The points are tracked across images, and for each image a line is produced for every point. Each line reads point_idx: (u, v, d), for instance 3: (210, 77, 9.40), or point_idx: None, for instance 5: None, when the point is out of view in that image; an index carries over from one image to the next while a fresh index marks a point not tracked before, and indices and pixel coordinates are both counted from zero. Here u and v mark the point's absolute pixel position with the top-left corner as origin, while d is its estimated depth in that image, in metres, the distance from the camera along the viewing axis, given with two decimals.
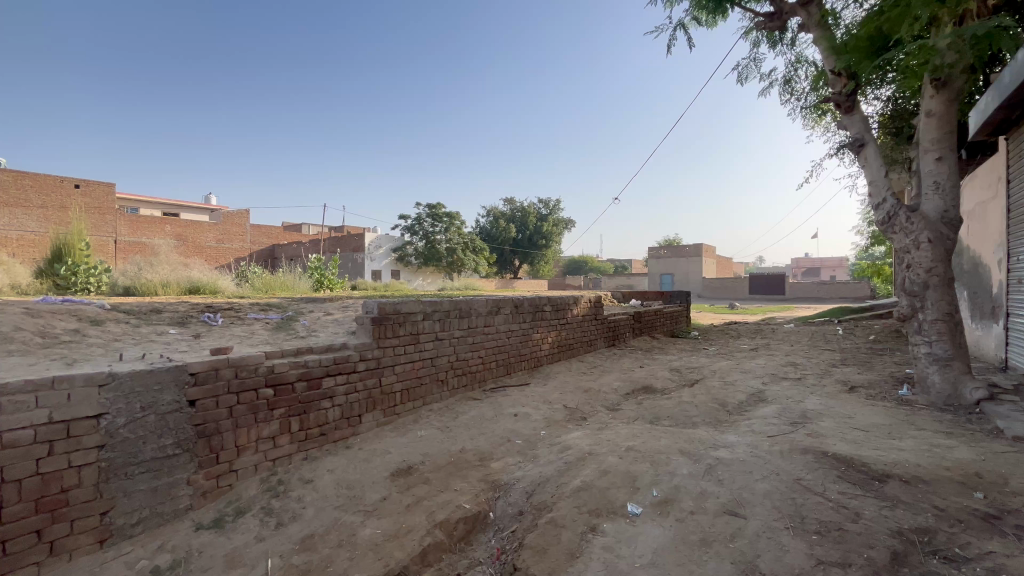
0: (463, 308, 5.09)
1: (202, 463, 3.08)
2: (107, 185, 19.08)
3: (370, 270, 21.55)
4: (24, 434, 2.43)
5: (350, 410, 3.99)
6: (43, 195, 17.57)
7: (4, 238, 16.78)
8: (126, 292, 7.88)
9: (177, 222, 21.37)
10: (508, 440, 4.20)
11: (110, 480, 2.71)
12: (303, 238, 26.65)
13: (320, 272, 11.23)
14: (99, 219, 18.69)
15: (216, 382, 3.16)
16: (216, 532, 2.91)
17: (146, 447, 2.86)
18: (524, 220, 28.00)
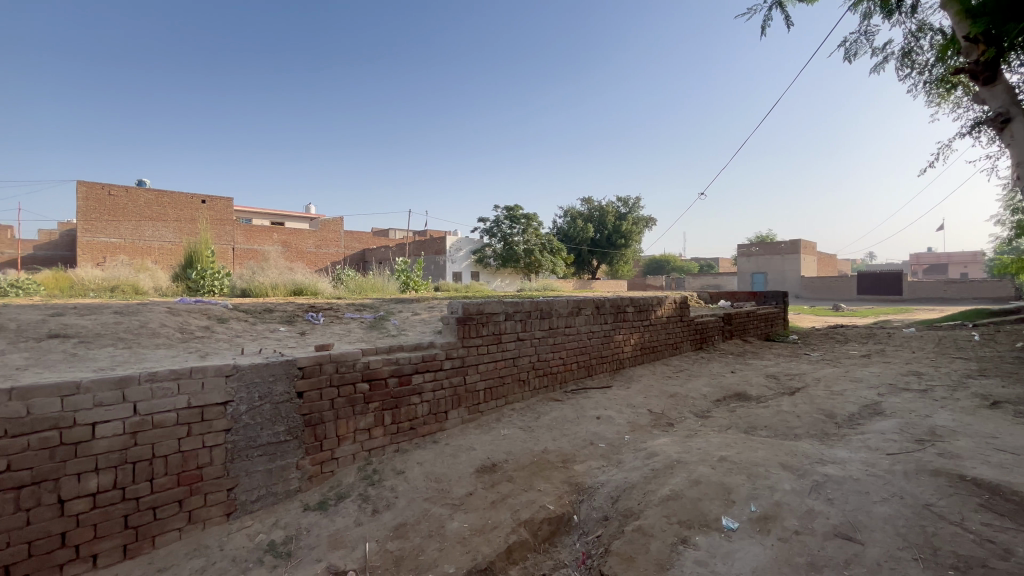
0: (544, 309, 5.10)
1: (309, 450, 3.37)
2: (226, 200, 21.61)
3: (452, 271, 22.57)
4: (168, 416, 2.81)
5: (438, 407, 4.16)
6: (177, 210, 20.32)
7: (149, 247, 19.62)
8: (243, 293, 8.89)
9: (283, 230, 23.64)
10: (591, 443, 4.13)
11: (235, 460, 3.06)
12: (391, 242, 28.32)
13: (406, 274, 11.87)
14: (220, 229, 21.19)
15: (320, 376, 3.44)
16: (321, 513, 3.17)
17: (263, 432, 3.18)
18: (603, 220, 27.44)
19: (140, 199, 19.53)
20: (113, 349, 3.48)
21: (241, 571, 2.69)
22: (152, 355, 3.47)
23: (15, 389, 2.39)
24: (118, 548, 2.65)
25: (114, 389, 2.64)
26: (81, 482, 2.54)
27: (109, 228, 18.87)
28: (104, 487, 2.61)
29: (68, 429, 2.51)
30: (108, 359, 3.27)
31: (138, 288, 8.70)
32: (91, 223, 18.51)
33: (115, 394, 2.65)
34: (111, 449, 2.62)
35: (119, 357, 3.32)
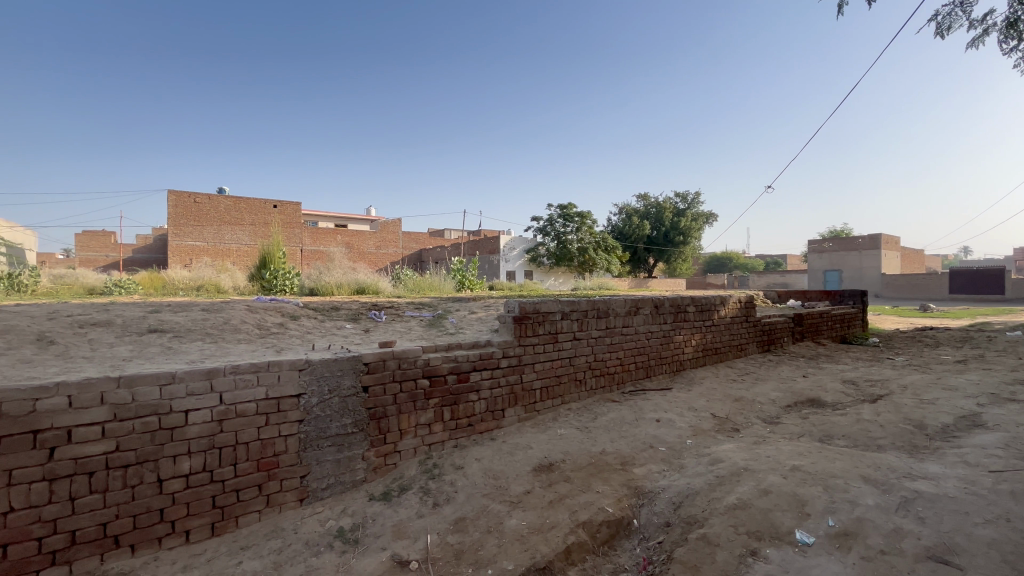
0: (601, 308, 5.03)
1: (373, 442, 3.52)
2: (295, 204, 22.98)
3: (506, 271, 22.80)
4: (249, 406, 3.03)
5: (495, 404, 4.20)
6: (252, 215, 21.89)
7: (228, 249, 21.27)
8: (311, 293, 9.42)
9: (346, 232, 24.79)
10: (651, 446, 4.02)
11: (307, 449, 3.25)
12: (446, 242, 29.00)
13: (462, 273, 12.11)
14: (290, 232, 22.56)
15: (384, 371, 3.58)
16: (385, 503, 3.30)
17: (332, 423, 3.36)
18: (660, 216, 26.58)
19: (220, 205, 21.20)
20: (201, 344, 3.80)
21: (313, 553, 2.85)
22: (234, 349, 3.75)
23: (122, 377, 2.67)
24: (207, 525, 2.90)
25: (203, 379, 2.89)
26: (176, 464, 2.80)
27: (194, 232, 20.63)
28: (195, 469, 2.86)
29: (165, 415, 2.77)
30: (197, 352, 3.57)
31: (219, 288, 9.46)
32: (180, 228, 20.35)
33: (204, 384, 2.89)
34: (201, 434, 2.87)
35: (206, 351, 3.62)
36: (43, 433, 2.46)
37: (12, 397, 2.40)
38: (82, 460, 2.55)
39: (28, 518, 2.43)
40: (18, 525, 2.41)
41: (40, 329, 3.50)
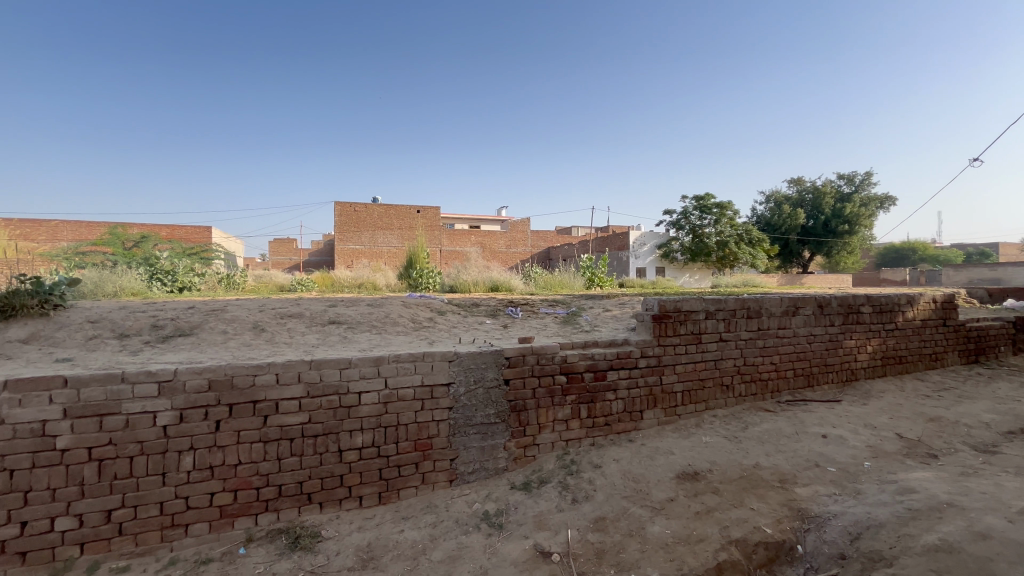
0: (752, 307, 4.57)
1: (514, 433, 3.67)
2: (435, 208, 24.99)
3: (635, 268, 22.10)
4: (408, 391, 3.38)
5: (633, 405, 4.08)
6: (400, 220, 24.37)
7: (380, 251, 24.03)
8: (450, 290, 10.18)
9: (479, 232, 26.25)
10: (817, 465, 3.54)
11: (456, 435, 3.51)
12: (573, 239, 29.08)
13: (591, 270, 12.00)
14: (431, 234, 24.59)
15: (523, 366, 3.71)
16: (526, 493, 3.42)
17: (478, 413, 3.58)
18: (818, 203, 23.20)
19: (374, 213, 24.02)
20: (369, 334, 4.34)
21: (463, 532, 3.08)
22: (395, 340, 4.21)
23: (312, 360, 3.16)
24: (375, 494, 3.30)
25: (372, 366, 3.29)
26: (352, 437, 3.24)
27: (355, 237, 23.67)
28: (366, 444, 3.27)
29: (344, 395, 3.22)
30: (366, 342, 4.08)
31: (375, 286, 10.73)
32: (344, 234, 23.52)
33: (373, 369, 3.29)
34: (371, 413, 3.28)
35: (373, 341, 4.12)
36: (259, 403, 3.04)
37: (239, 372, 2.99)
38: (285, 428, 3.09)
39: (250, 471, 3.03)
40: (243, 475, 3.01)
41: (255, 319, 4.31)
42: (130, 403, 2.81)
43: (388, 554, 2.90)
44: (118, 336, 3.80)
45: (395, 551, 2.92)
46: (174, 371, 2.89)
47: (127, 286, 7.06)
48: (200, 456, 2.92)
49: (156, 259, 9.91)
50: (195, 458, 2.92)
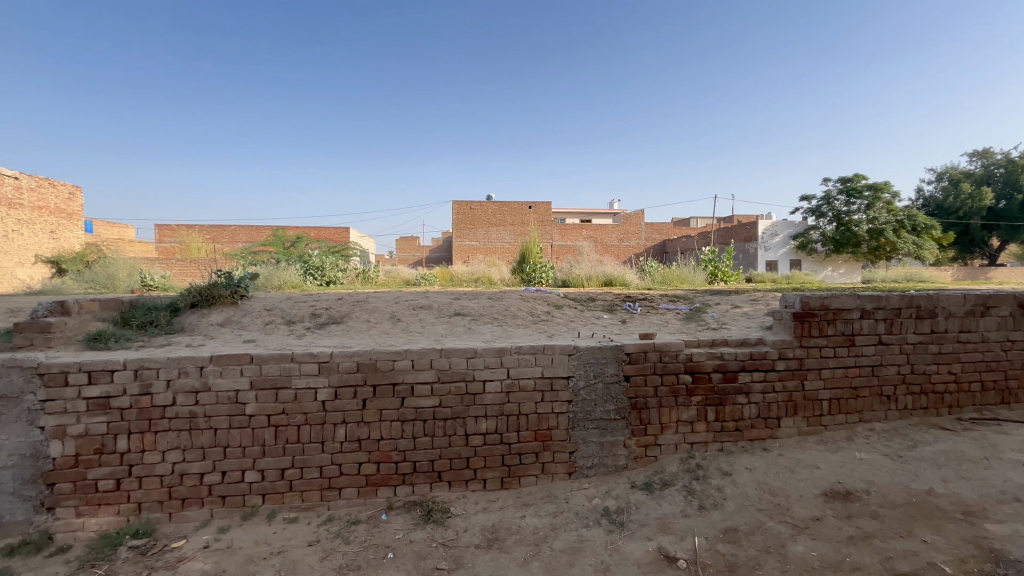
0: (923, 306, 3.89)
1: (635, 431, 3.57)
2: (546, 203, 25.23)
3: (765, 261, 19.97)
4: (529, 382, 3.46)
5: (769, 411, 3.72)
6: (513, 216, 25.00)
7: (494, 247, 24.96)
8: (563, 284, 10.27)
9: (590, 226, 25.94)
10: (1016, 499, 2.91)
11: (575, 429, 3.52)
12: (692, 231, 27.33)
13: (713, 263, 11.20)
14: (543, 229, 24.84)
15: (645, 362, 3.59)
16: (648, 494, 3.31)
17: (597, 408, 3.55)
18: (1014, 178, 18.90)
19: (488, 210, 24.98)
20: (491, 326, 4.53)
21: (583, 525, 3.09)
22: (516, 332, 4.35)
23: (442, 349, 3.40)
24: (498, 478, 3.46)
25: (496, 356, 3.43)
26: (478, 423, 3.42)
27: (471, 234, 24.89)
28: (490, 430, 3.44)
29: (470, 382, 3.41)
30: (489, 333, 4.27)
31: (490, 280, 11.24)
32: (461, 231, 24.84)
33: (496, 360, 3.43)
34: (494, 401, 3.43)
35: (495, 333, 4.30)
36: (397, 385, 3.35)
37: (382, 357, 3.33)
38: (419, 410, 3.37)
39: (390, 446, 3.36)
40: (384, 449, 3.36)
41: (392, 309, 4.76)
42: (298, 379, 3.29)
43: (511, 537, 3.03)
44: (286, 322, 4.46)
45: (518, 535, 3.04)
46: (329, 354, 3.31)
47: (290, 279, 8.28)
48: (351, 429, 3.32)
49: (309, 256, 11.46)
50: (347, 431, 3.32)
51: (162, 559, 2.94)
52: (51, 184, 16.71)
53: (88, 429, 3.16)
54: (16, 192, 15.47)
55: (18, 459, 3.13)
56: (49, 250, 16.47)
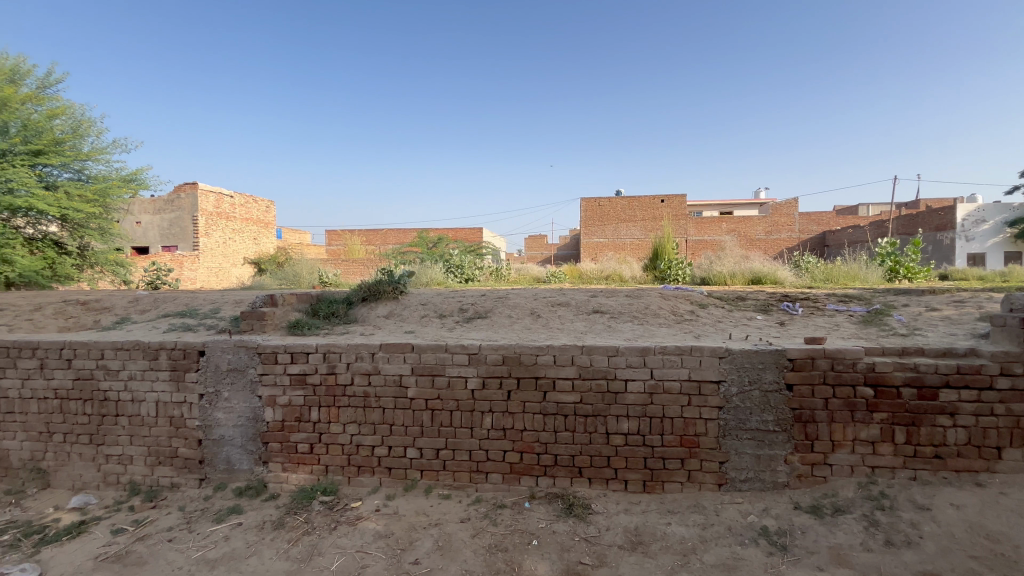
0: None
1: (799, 446, 3.19)
2: (681, 195, 23.77)
3: (966, 254, 16.29)
4: (674, 384, 3.31)
5: (984, 439, 3.03)
6: (643, 211, 24.02)
7: (623, 244, 24.31)
8: (701, 282, 9.58)
9: (732, 219, 23.76)
10: None
11: (727, 438, 3.27)
12: (861, 221, 23.39)
13: (894, 257, 9.44)
14: (676, 224, 23.45)
15: (812, 371, 3.19)
16: (817, 519, 2.94)
17: (753, 417, 3.25)
18: None
19: (618, 205, 24.38)
20: (631, 325, 4.41)
21: (738, 542, 2.87)
22: (658, 332, 4.18)
23: (584, 346, 3.41)
24: (640, 481, 3.37)
25: (638, 356, 3.34)
26: (619, 422, 3.37)
27: (599, 230, 24.59)
28: (632, 431, 3.36)
29: (611, 380, 3.37)
30: (630, 332, 4.17)
31: (621, 278, 10.96)
32: (590, 228, 24.65)
33: (639, 359, 3.34)
34: (636, 402, 3.35)
35: (637, 332, 4.19)
36: (539, 379, 3.46)
37: (526, 351, 3.46)
38: (561, 404, 3.44)
39: (533, 437, 3.48)
40: (527, 440, 3.49)
41: (531, 306, 4.92)
42: (451, 367, 3.58)
43: (656, 543, 2.94)
44: (438, 316, 4.89)
45: (663, 542, 2.93)
46: (478, 346, 3.54)
47: (435, 277, 9.05)
48: (497, 418, 3.52)
49: (450, 256, 12.40)
50: (493, 419, 3.53)
51: (344, 515, 3.45)
52: (255, 200, 20.61)
53: (291, 400, 3.84)
54: (232, 207, 19.43)
55: (244, 420, 3.93)
56: (253, 253, 20.35)
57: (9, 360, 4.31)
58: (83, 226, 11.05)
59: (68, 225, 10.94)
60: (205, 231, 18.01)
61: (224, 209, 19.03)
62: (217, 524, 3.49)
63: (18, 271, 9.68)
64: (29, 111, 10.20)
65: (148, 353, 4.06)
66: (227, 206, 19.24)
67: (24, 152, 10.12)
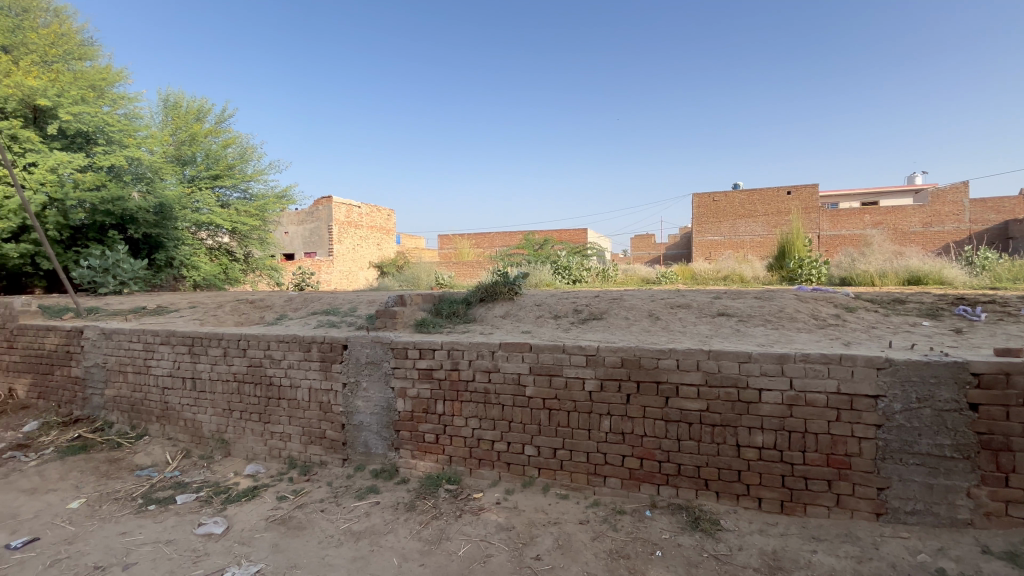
0: None
1: (986, 479, 2.69)
2: (812, 186, 21.26)
3: None
4: (820, 397, 2.97)
5: None
6: (766, 205, 21.94)
7: (742, 241, 22.37)
8: (842, 283, 8.48)
9: (878, 209, 20.65)
10: None
11: (887, 461, 2.85)
12: None
13: None
14: (806, 218, 21.08)
15: (1006, 389, 2.65)
16: (1014, 568, 2.45)
17: (922, 440, 2.80)
18: None
19: (735, 201, 22.55)
20: (764, 330, 4.04)
21: None
22: (797, 337, 3.78)
23: (711, 350, 3.20)
24: (777, 500, 3.07)
25: (775, 363, 3.05)
26: (751, 435, 3.12)
27: (714, 228, 22.95)
28: (767, 445, 3.08)
29: (743, 389, 3.13)
30: (764, 337, 3.82)
31: (742, 279, 10.12)
32: (703, 226, 23.13)
33: (776, 367, 3.05)
34: (773, 414, 3.06)
35: (771, 337, 3.83)
36: (661, 384, 3.32)
37: (646, 354, 3.35)
38: (684, 411, 3.27)
39: (654, 444, 3.36)
40: (648, 446, 3.38)
41: (649, 307, 4.75)
42: (568, 368, 3.60)
43: (799, 571, 2.66)
44: (553, 317, 4.94)
45: (809, 571, 2.65)
46: (596, 348, 3.51)
47: (544, 278, 9.16)
48: (615, 421, 3.46)
49: (557, 258, 12.47)
50: (611, 423, 3.47)
51: (468, 504, 3.64)
52: (378, 210, 22.63)
53: (419, 393, 4.15)
54: (360, 217, 21.57)
55: (379, 409, 4.33)
56: (377, 258, 22.34)
57: (202, 348, 5.24)
58: (247, 237, 13.13)
59: (236, 236, 13.07)
60: (338, 239, 20.26)
61: (353, 218, 21.19)
62: (359, 500, 3.90)
63: (203, 275, 11.63)
64: (210, 143, 12.39)
65: (303, 345, 4.67)
66: (356, 216, 21.38)
67: (207, 177, 12.29)
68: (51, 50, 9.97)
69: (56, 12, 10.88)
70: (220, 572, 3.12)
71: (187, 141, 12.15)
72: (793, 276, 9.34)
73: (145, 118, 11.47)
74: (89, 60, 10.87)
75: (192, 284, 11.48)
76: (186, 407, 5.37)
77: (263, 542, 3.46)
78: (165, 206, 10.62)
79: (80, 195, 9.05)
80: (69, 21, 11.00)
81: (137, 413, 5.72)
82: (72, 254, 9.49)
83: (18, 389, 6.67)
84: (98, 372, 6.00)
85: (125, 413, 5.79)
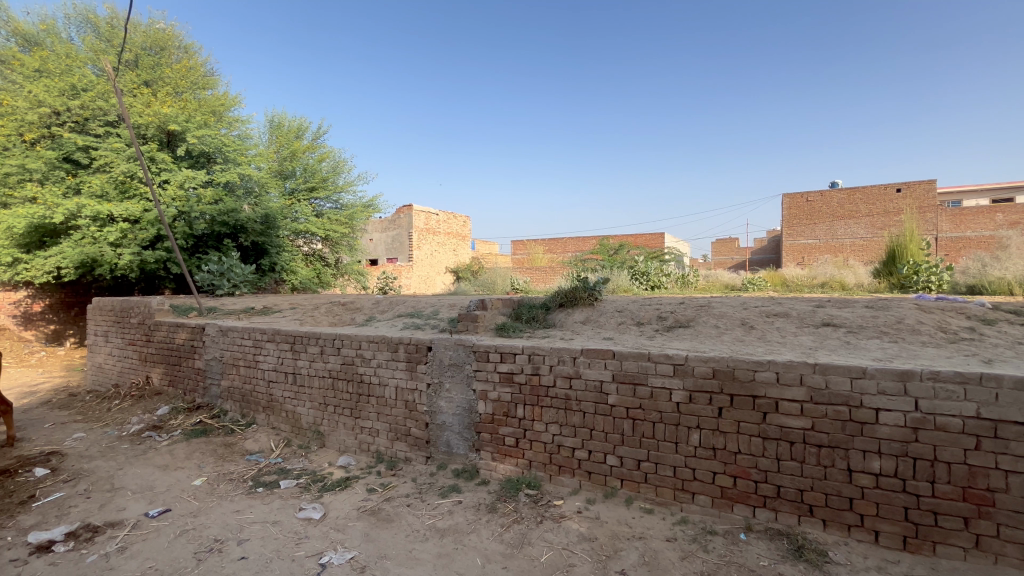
0: None
1: None
2: (928, 182, 18.95)
3: None
4: (954, 421, 2.60)
5: None
6: (870, 205, 19.88)
7: (841, 244, 20.35)
8: (970, 292, 7.39)
9: (1013, 207, 17.89)
10: None
11: None
12: None
13: None
14: (920, 217, 18.81)
15: None
16: None
17: None
18: None
19: (832, 200, 20.65)
20: (880, 343, 3.63)
21: None
22: (922, 352, 3.35)
23: (817, 364, 2.93)
24: (898, 535, 2.73)
25: (896, 380, 2.73)
26: (866, 460, 2.80)
27: (807, 230, 21.17)
28: (886, 472, 2.76)
29: (856, 408, 2.82)
30: (881, 351, 3.42)
31: (843, 286, 9.18)
32: (794, 229, 21.42)
33: (896, 385, 2.73)
34: (893, 437, 2.73)
35: (889, 351, 3.43)
36: (758, 398, 3.09)
37: (741, 366, 3.14)
38: (786, 429, 3.01)
39: (749, 463, 3.13)
40: (742, 464, 3.15)
41: (741, 316, 4.45)
42: (654, 377, 3.46)
43: None
44: (636, 324, 4.79)
45: None
46: (685, 357, 3.34)
47: (621, 284, 8.92)
48: (705, 436, 3.27)
49: (633, 263, 12.12)
50: (701, 437, 3.29)
51: (549, 511, 3.61)
52: (455, 217, 23.42)
53: (500, 396, 4.20)
54: (438, 224, 22.41)
55: (461, 410, 4.45)
56: (453, 264, 23.11)
57: (302, 346, 5.70)
58: (338, 243, 14.19)
59: (328, 243, 14.18)
60: (418, 245, 21.19)
61: (431, 225, 22.06)
62: (442, 498, 4.02)
63: (300, 279, 12.79)
64: (307, 158, 13.53)
65: (391, 346, 4.92)
66: (434, 223, 22.23)
67: (304, 189, 13.48)
68: (182, 82, 11.44)
69: (186, 50, 12.49)
70: (319, 555, 3.35)
71: (288, 157, 13.38)
72: (906, 284, 8.30)
73: (255, 138, 12.80)
74: (210, 88, 12.35)
75: (291, 286, 12.66)
76: (288, 399, 5.86)
77: (355, 530, 3.67)
78: (270, 216, 11.74)
79: (202, 209, 10.19)
80: (195, 56, 12.56)
81: (247, 403, 6.34)
82: (194, 261, 10.72)
83: (153, 377, 7.68)
84: (216, 365, 6.73)
85: (237, 403, 6.45)
